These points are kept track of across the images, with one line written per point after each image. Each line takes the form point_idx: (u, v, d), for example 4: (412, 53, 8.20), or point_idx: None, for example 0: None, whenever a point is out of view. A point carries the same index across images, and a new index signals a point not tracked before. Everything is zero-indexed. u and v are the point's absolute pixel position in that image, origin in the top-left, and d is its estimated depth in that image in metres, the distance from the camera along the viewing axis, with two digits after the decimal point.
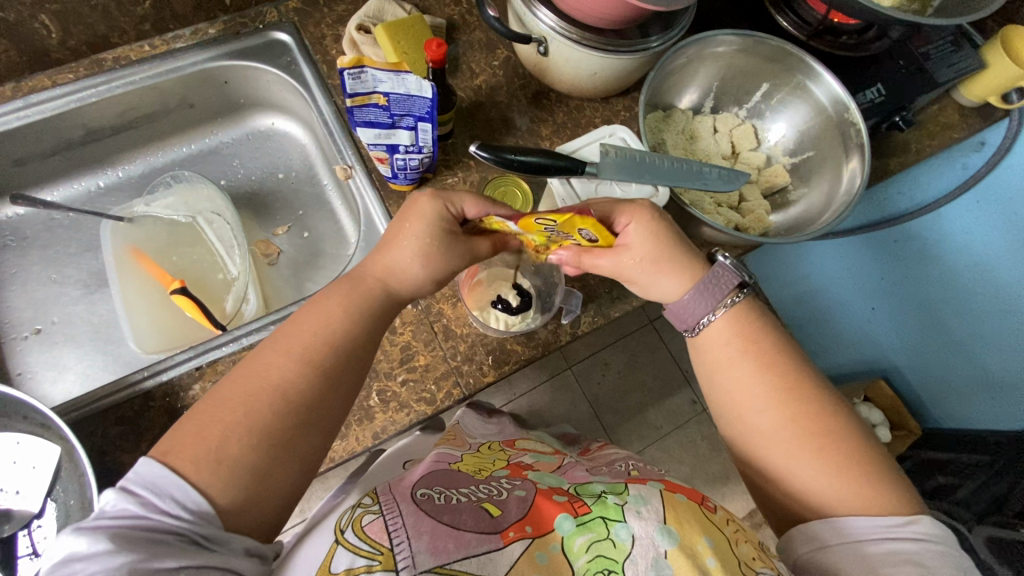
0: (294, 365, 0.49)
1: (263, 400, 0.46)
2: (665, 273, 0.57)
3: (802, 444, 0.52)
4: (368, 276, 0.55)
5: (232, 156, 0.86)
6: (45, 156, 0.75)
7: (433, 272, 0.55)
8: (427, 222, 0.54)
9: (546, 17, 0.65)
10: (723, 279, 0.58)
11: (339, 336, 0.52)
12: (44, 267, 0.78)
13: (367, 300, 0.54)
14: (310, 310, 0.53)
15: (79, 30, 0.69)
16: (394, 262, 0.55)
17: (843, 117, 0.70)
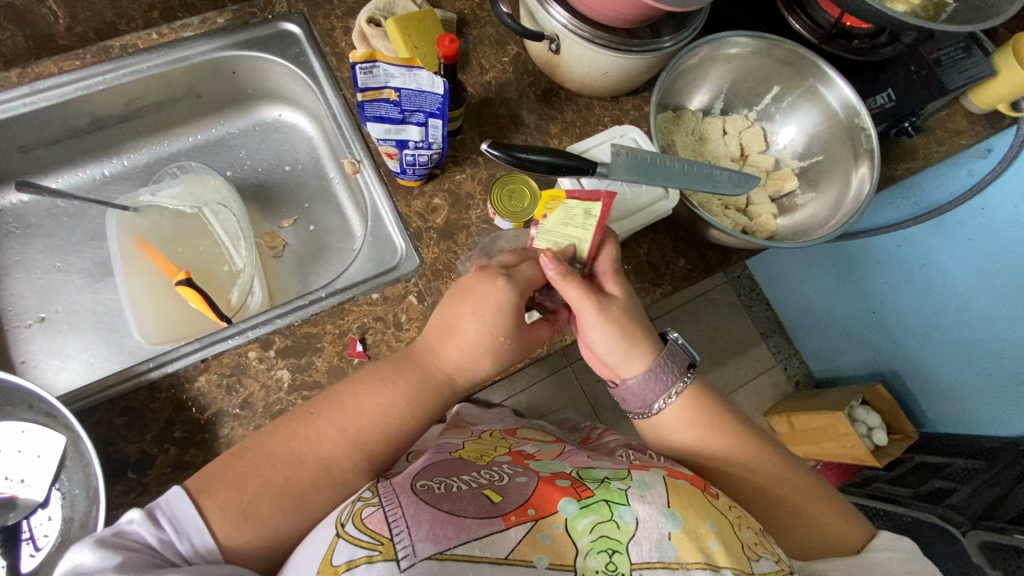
0: (348, 449, 0.51)
1: (305, 468, 0.49)
2: (631, 350, 0.56)
3: (755, 476, 0.55)
4: (435, 364, 0.56)
5: (239, 147, 0.86)
6: (51, 143, 0.74)
7: (496, 365, 0.57)
8: (495, 315, 0.54)
9: (560, 15, 0.65)
10: (679, 355, 0.57)
11: (393, 424, 0.53)
12: (48, 255, 0.78)
13: (430, 394, 0.55)
14: (371, 388, 0.53)
15: (87, 16, 0.68)
16: (457, 355, 0.55)
17: (854, 122, 0.70)
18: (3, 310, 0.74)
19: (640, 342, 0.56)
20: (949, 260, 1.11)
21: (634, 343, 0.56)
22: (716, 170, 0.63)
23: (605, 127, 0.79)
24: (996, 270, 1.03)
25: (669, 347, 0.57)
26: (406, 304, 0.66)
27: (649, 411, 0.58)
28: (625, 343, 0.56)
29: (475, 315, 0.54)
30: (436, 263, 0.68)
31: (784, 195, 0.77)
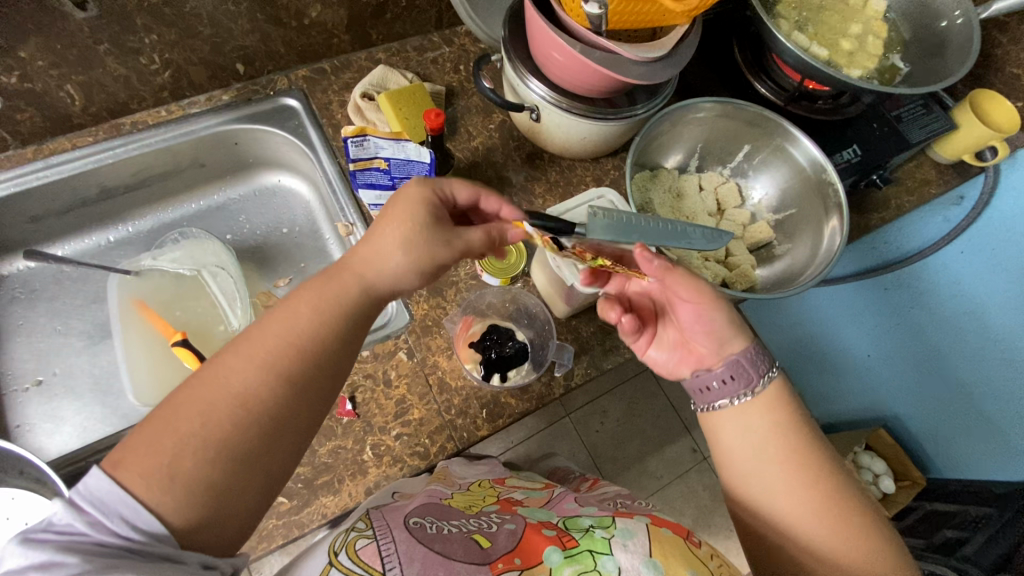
0: (256, 371, 0.43)
1: (217, 407, 0.41)
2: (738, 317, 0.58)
3: (794, 475, 0.51)
4: (344, 271, 0.50)
5: (239, 212, 0.89)
6: (60, 213, 0.78)
7: (414, 258, 0.50)
8: (411, 208, 0.50)
9: (538, 88, 0.71)
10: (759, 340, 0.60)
11: (309, 341, 0.46)
12: (49, 319, 0.79)
13: (338, 298, 0.48)
14: (280, 311, 0.47)
15: (101, 98, 0.74)
16: (374, 251, 0.50)
17: (821, 178, 0.73)
18: (2, 374, 0.75)
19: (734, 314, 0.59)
20: (938, 274, 1.12)
21: (732, 312, 0.58)
22: (690, 227, 0.64)
23: (587, 186, 0.83)
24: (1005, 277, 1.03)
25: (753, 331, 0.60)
26: (396, 361, 0.68)
27: (753, 396, 0.54)
28: (722, 314, 0.57)
29: (388, 216, 0.50)
30: (425, 320, 0.71)
31: (762, 246, 0.80)
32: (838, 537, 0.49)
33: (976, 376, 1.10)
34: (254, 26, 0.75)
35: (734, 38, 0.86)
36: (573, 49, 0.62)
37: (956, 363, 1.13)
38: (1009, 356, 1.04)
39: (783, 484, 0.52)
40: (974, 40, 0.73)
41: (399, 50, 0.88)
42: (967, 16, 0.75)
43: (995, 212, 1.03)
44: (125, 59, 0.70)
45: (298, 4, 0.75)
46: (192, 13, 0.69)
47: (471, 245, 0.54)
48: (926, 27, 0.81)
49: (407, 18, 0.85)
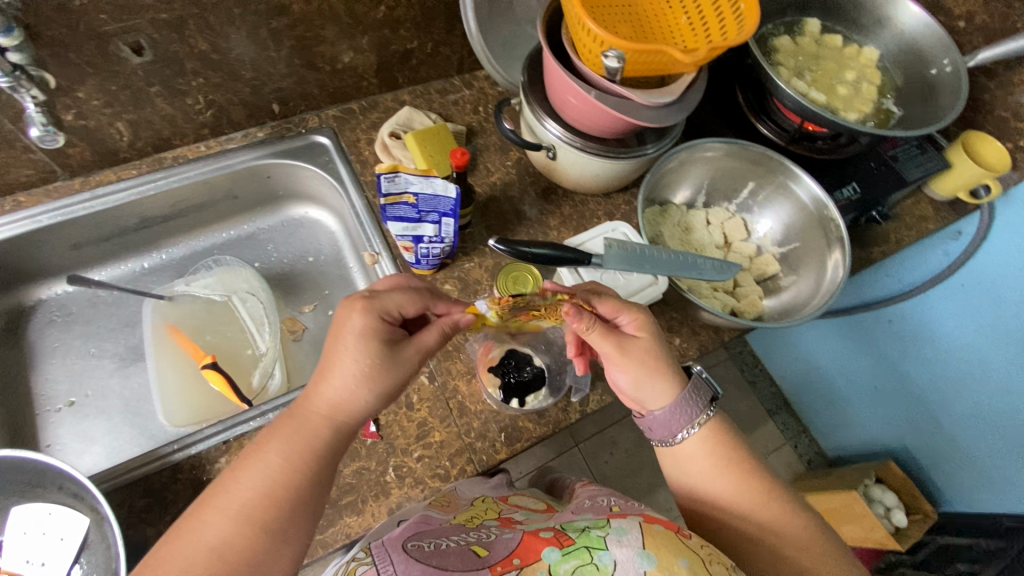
0: (232, 521, 0.46)
1: (195, 563, 0.43)
2: (664, 383, 0.59)
3: (725, 475, 0.58)
4: (310, 412, 0.52)
5: (267, 241, 0.93)
6: (100, 241, 0.82)
7: (378, 389, 0.52)
8: (366, 346, 0.51)
9: (554, 128, 0.76)
10: (700, 387, 0.61)
11: (281, 486, 0.48)
12: (84, 341, 0.82)
13: (308, 439, 0.51)
14: (252, 458, 0.50)
15: (147, 135, 0.79)
16: (334, 392, 0.51)
17: (824, 214, 0.77)
18: (37, 394, 0.78)
19: (670, 371, 0.59)
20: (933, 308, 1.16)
21: (660, 375, 0.59)
22: (700, 258, 0.69)
23: (599, 220, 0.87)
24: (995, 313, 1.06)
25: (693, 380, 0.61)
26: (417, 385, 0.71)
27: (672, 442, 0.60)
28: (648, 376, 0.59)
29: (344, 356, 0.51)
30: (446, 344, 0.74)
31: (768, 277, 0.83)
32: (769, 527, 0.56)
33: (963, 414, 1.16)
34: (291, 70, 0.81)
35: (737, 83, 0.92)
36: (589, 95, 0.67)
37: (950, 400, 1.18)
38: (1002, 396, 1.09)
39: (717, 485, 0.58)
40: (964, 85, 0.78)
41: (422, 92, 0.94)
42: (955, 65, 0.81)
43: (987, 251, 1.05)
44: (172, 100, 0.76)
45: (332, 51, 0.81)
46: (237, 58, 0.75)
47: (425, 346, 0.55)
48: (915, 74, 0.87)
49: (431, 63, 0.92)
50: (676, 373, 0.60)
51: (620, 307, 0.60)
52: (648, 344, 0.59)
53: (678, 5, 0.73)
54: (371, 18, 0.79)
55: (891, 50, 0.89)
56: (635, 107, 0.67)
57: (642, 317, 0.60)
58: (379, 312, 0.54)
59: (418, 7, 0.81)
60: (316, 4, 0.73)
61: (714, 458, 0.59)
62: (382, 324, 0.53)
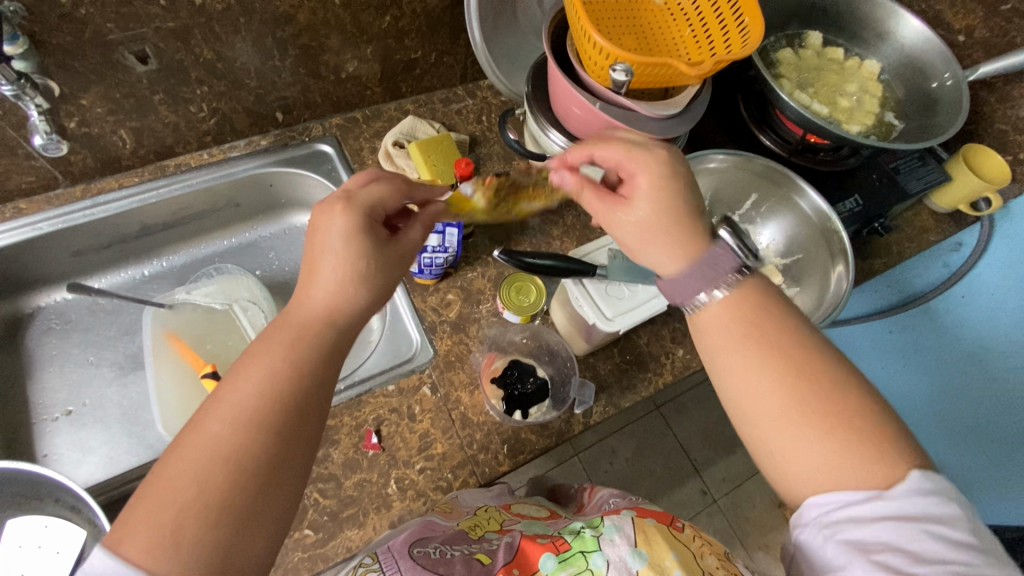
0: (237, 429, 0.40)
1: (210, 471, 0.38)
2: (669, 244, 0.52)
3: (777, 376, 0.45)
4: (299, 314, 0.48)
5: (269, 249, 0.93)
6: (100, 248, 0.82)
7: (370, 283, 0.51)
8: (352, 243, 0.50)
9: (558, 139, 0.76)
10: (723, 256, 0.50)
11: (284, 390, 0.43)
12: (82, 349, 0.82)
13: (306, 338, 0.47)
14: (245, 364, 0.44)
15: (150, 143, 0.78)
16: (325, 286, 0.49)
17: (827, 226, 0.77)
18: (34, 403, 0.77)
19: (685, 231, 0.52)
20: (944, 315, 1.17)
21: (672, 241, 0.52)
22: None
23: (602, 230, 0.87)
24: (1002, 319, 1.09)
25: (716, 247, 0.51)
26: (420, 396, 0.70)
27: (689, 311, 0.52)
28: (644, 240, 0.53)
29: (329, 252, 0.50)
30: (449, 355, 0.73)
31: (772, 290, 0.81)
32: (836, 436, 0.42)
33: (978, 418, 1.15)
34: (295, 79, 0.81)
35: (740, 94, 0.92)
36: (594, 106, 0.67)
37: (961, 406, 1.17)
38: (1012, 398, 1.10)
39: (762, 388, 0.46)
40: (964, 100, 0.79)
41: (426, 101, 0.94)
42: (956, 78, 0.81)
43: (989, 260, 1.08)
44: (176, 107, 0.75)
45: (337, 60, 0.81)
46: (241, 67, 0.75)
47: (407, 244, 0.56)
48: (916, 87, 0.87)
49: (435, 73, 0.92)
50: (695, 236, 0.52)
51: (625, 161, 0.55)
52: (647, 206, 0.53)
53: (683, 17, 0.74)
54: (376, 27, 0.79)
55: (892, 63, 0.90)
56: (639, 118, 0.68)
57: (660, 178, 0.53)
58: (363, 210, 0.53)
59: (423, 17, 0.82)
60: (321, 13, 0.74)
61: (760, 352, 0.47)
62: (366, 219, 0.52)
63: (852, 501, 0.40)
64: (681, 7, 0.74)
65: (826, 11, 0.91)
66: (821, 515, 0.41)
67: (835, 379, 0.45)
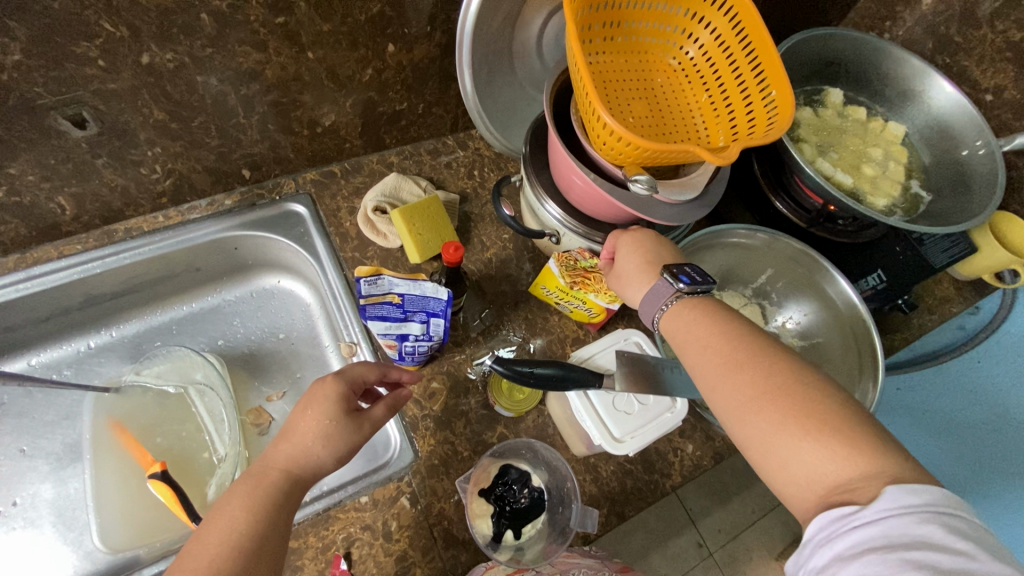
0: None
1: None
2: (638, 283, 0.60)
3: (748, 373, 0.48)
4: (270, 468, 0.49)
5: (233, 315, 0.83)
6: (37, 321, 0.72)
7: (335, 451, 0.51)
8: (328, 405, 0.51)
9: (555, 211, 0.68)
10: (662, 287, 0.56)
11: (243, 534, 0.44)
12: (15, 438, 0.72)
13: (271, 494, 0.47)
14: (214, 515, 0.45)
15: (95, 207, 0.69)
16: (296, 450, 0.50)
17: (855, 318, 0.70)
18: None
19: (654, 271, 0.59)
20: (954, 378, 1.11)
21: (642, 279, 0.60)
22: None
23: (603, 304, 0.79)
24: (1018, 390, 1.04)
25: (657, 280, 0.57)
26: (397, 509, 0.62)
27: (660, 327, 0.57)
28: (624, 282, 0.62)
29: (307, 410, 0.51)
30: (432, 459, 0.65)
31: None
32: (811, 432, 0.43)
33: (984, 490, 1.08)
34: (264, 135, 0.72)
35: (753, 155, 0.84)
36: (592, 180, 0.60)
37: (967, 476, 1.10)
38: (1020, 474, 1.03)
39: (737, 386, 0.48)
40: (999, 175, 0.72)
41: (412, 153, 0.86)
42: (989, 147, 0.74)
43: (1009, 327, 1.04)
44: (124, 170, 0.66)
45: (312, 114, 0.72)
46: (200, 126, 0.66)
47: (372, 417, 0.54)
48: (945, 154, 0.80)
49: (422, 124, 0.83)
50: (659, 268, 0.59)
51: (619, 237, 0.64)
52: (627, 260, 0.61)
53: (698, 81, 0.66)
54: (356, 80, 0.71)
55: (918, 126, 0.83)
56: (651, 202, 0.60)
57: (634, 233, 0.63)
58: (349, 379, 0.54)
59: (409, 69, 0.73)
60: (293, 69, 0.65)
61: (731, 350, 0.50)
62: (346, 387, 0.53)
63: (836, 533, 0.38)
64: (697, 68, 0.66)
65: (848, 68, 0.84)
66: (815, 560, 0.39)
67: (814, 385, 0.46)
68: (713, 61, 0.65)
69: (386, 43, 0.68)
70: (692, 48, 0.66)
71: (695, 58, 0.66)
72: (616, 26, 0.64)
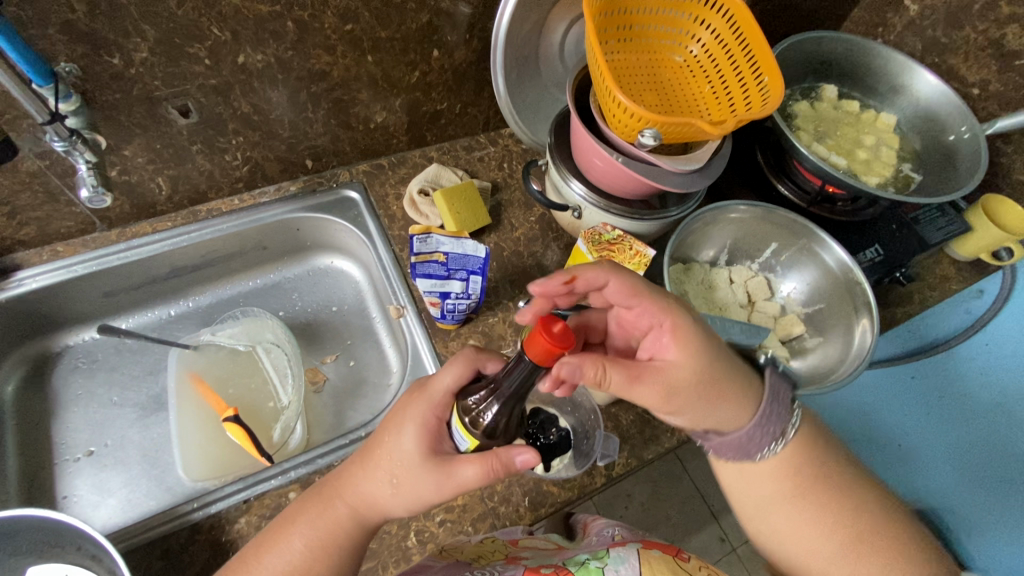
0: None
1: None
2: (716, 406, 0.53)
3: (813, 516, 0.54)
4: (341, 501, 0.52)
5: (293, 290, 0.94)
6: (131, 288, 0.83)
7: (406, 501, 0.50)
8: (407, 446, 0.50)
9: (578, 189, 0.77)
10: (775, 422, 0.55)
11: (300, 566, 0.49)
12: (107, 389, 0.82)
13: (335, 534, 0.51)
14: (279, 538, 0.51)
15: (185, 188, 0.81)
16: (367, 489, 0.51)
17: (850, 278, 0.78)
18: (57, 444, 0.77)
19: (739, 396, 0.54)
20: (958, 367, 1.17)
21: (721, 400, 0.53)
22: (729, 323, 0.70)
23: None
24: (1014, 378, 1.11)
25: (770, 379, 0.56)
26: None
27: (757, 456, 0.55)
28: (703, 409, 0.53)
29: (386, 444, 0.51)
30: None
31: (794, 337, 0.82)
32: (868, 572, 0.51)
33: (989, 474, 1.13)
34: (326, 129, 0.84)
35: (757, 145, 0.92)
36: (615, 159, 0.69)
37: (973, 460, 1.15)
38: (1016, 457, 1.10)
39: (799, 522, 0.54)
40: (982, 155, 0.79)
41: (449, 149, 0.97)
42: (973, 132, 0.82)
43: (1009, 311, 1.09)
44: (212, 156, 0.78)
45: (366, 112, 0.84)
46: (276, 119, 0.78)
47: (455, 468, 0.48)
48: (934, 140, 0.88)
49: (459, 122, 0.95)
50: (740, 384, 0.55)
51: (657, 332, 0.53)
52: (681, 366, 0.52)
53: (702, 74, 0.76)
54: (405, 82, 0.83)
55: (907, 116, 0.91)
56: (663, 173, 0.69)
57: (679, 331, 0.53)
58: (437, 410, 0.52)
59: (450, 72, 0.85)
60: (354, 70, 0.77)
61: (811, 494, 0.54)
62: (428, 419, 0.52)
63: None
64: (700, 64, 0.76)
65: (840, 66, 0.93)
66: None
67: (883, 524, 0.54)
68: (714, 57, 0.75)
69: (432, 49, 0.80)
70: (696, 47, 0.77)
71: (698, 55, 0.76)
72: (630, 29, 0.75)
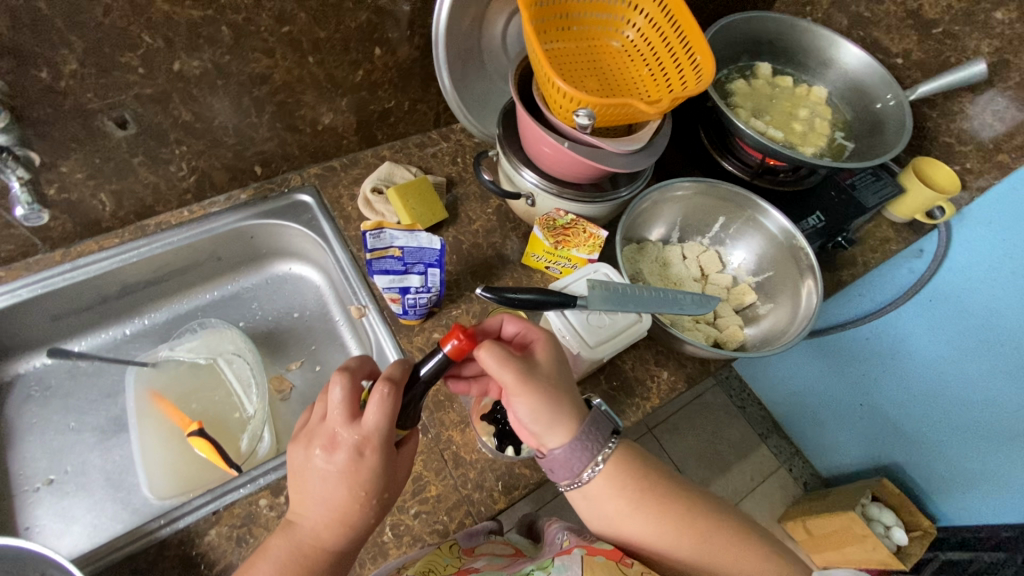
0: None
1: None
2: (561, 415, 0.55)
3: (655, 517, 0.55)
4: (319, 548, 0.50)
5: (252, 300, 0.93)
6: (80, 310, 0.81)
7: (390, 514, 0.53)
8: (371, 479, 0.49)
9: (531, 177, 0.78)
10: (595, 443, 0.55)
11: None
12: (64, 415, 0.80)
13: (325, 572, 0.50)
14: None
15: (130, 203, 0.79)
16: (340, 528, 0.50)
17: (793, 245, 0.81)
18: (13, 475, 0.75)
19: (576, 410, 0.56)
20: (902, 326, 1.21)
21: (557, 408, 0.54)
22: (681, 294, 0.72)
23: None
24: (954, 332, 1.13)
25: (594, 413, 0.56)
26: None
27: (585, 476, 0.56)
28: (543, 419, 0.54)
29: (343, 489, 0.49)
30: (437, 395, 0.74)
31: (746, 306, 0.86)
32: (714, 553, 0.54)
33: (942, 422, 1.20)
34: (273, 133, 0.83)
35: (700, 125, 0.96)
36: (562, 146, 0.70)
37: (927, 411, 1.22)
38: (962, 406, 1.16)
39: (644, 528, 0.55)
40: (906, 119, 0.84)
41: (402, 147, 0.97)
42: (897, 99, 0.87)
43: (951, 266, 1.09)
44: (155, 168, 0.77)
45: (312, 113, 0.84)
46: (219, 126, 0.77)
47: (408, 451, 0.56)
48: (863, 109, 0.93)
49: (409, 120, 0.95)
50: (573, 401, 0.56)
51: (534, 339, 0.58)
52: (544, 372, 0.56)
53: (639, 57, 0.78)
54: (349, 81, 0.83)
55: (838, 88, 0.96)
56: (608, 155, 0.71)
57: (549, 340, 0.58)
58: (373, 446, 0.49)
59: (395, 69, 0.85)
60: (296, 72, 0.77)
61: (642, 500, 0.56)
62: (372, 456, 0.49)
63: None
64: (637, 48, 0.79)
65: (773, 43, 0.97)
66: None
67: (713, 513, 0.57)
68: (649, 41, 0.77)
69: (374, 47, 0.80)
70: (631, 32, 0.79)
71: (635, 39, 0.79)
72: (567, 17, 0.76)
